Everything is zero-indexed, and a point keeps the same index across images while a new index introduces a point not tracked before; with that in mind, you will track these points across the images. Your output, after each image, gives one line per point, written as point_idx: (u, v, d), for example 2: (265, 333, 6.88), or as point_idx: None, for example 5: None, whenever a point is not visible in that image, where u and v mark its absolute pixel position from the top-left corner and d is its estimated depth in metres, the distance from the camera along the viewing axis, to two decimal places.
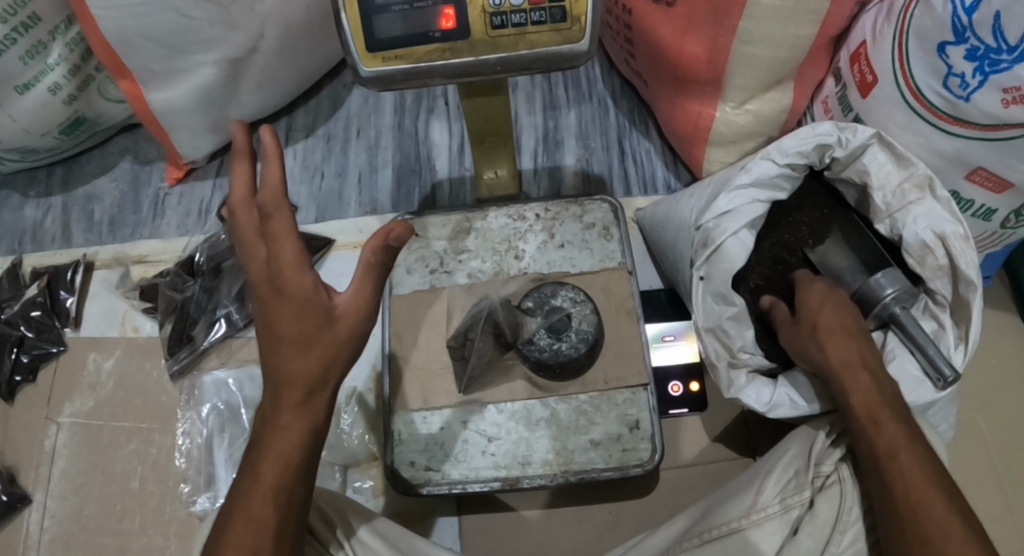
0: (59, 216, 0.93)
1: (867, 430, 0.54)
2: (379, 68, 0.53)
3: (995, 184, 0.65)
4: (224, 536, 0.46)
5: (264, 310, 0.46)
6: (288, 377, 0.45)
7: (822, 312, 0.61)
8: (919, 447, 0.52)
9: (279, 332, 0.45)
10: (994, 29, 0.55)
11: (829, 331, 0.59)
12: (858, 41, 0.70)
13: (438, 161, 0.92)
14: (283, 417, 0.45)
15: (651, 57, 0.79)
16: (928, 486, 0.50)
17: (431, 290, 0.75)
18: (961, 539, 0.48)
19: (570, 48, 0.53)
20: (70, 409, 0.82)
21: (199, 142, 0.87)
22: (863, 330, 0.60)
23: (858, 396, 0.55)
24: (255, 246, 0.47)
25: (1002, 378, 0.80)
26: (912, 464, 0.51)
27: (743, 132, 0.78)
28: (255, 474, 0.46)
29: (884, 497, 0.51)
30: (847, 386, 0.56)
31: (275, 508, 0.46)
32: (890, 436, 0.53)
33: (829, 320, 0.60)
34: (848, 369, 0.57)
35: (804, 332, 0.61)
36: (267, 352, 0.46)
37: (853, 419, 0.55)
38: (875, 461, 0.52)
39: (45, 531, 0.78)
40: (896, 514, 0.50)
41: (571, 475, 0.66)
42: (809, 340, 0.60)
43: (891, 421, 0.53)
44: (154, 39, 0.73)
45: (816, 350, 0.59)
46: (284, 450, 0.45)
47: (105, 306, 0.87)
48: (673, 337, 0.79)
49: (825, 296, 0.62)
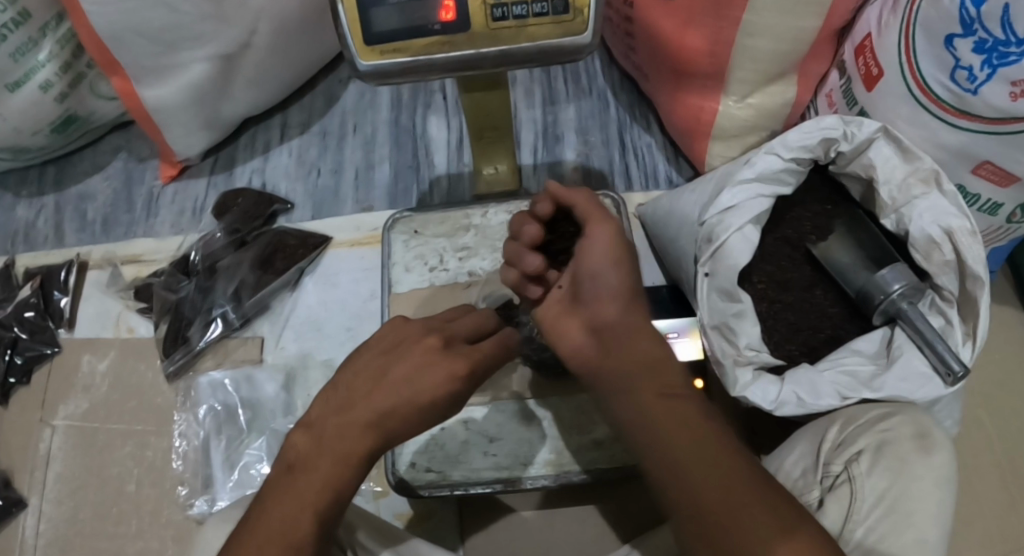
0: (52, 216, 0.91)
1: (638, 394, 0.49)
2: (376, 61, 0.52)
3: (1001, 177, 0.65)
4: (253, 544, 0.42)
5: (408, 353, 0.48)
6: (372, 415, 0.46)
7: (592, 241, 0.52)
8: (724, 437, 0.48)
9: (412, 381, 0.47)
10: (1003, 21, 0.54)
11: (614, 242, 0.52)
12: (862, 34, 0.69)
13: (435, 157, 0.90)
14: (348, 445, 0.45)
15: (652, 50, 0.78)
16: (755, 491, 0.45)
17: (430, 288, 0.74)
18: (756, 513, 0.44)
19: (571, 41, 0.52)
20: (65, 411, 0.81)
21: (193, 139, 0.86)
22: (625, 252, 0.52)
23: (644, 351, 0.50)
24: (463, 330, 0.52)
25: (1006, 374, 0.79)
26: (712, 453, 0.47)
27: (745, 126, 0.77)
28: (297, 488, 0.44)
29: (703, 518, 0.45)
30: (632, 332, 0.50)
31: (314, 529, 0.43)
32: (684, 426, 0.48)
33: (615, 232, 0.52)
34: (624, 313, 0.51)
35: (599, 251, 0.51)
36: (376, 385, 0.47)
37: (626, 375, 0.49)
38: (675, 475, 0.47)
39: (40, 535, 0.77)
40: (708, 530, 0.45)
41: (573, 476, 0.65)
42: (599, 259, 0.51)
43: (681, 409, 0.48)
44: (144, 34, 0.71)
45: (604, 269, 0.51)
46: (331, 474, 0.45)
47: (99, 307, 0.86)
48: (677, 334, 0.75)
49: (597, 211, 0.53)
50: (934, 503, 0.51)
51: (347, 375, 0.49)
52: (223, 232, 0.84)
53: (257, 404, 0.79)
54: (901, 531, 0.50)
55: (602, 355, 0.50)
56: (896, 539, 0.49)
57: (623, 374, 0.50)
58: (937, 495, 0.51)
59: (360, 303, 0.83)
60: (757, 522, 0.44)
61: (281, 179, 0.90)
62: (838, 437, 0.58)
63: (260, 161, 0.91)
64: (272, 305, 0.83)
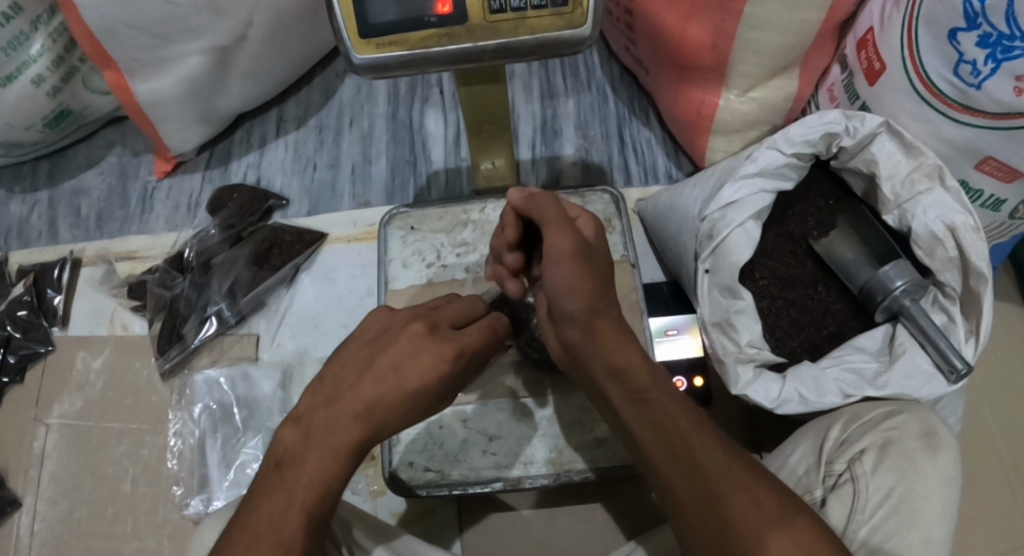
0: (45, 212, 0.90)
1: (608, 394, 0.51)
2: (372, 55, 0.51)
3: (1005, 173, 0.64)
4: (243, 543, 0.42)
5: (391, 341, 0.48)
6: (360, 406, 0.45)
7: (551, 269, 0.50)
8: (705, 425, 0.49)
9: (399, 370, 0.46)
10: (1007, 15, 0.53)
11: (570, 257, 0.49)
12: (864, 28, 0.68)
13: (433, 151, 0.90)
14: (336, 437, 0.44)
15: (653, 43, 0.77)
16: (739, 479, 0.45)
17: (428, 284, 0.73)
18: (740, 500, 0.44)
19: (571, 33, 0.51)
20: (59, 410, 0.80)
21: (188, 134, 0.85)
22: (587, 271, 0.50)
23: (615, 358, 0.50)
24: (450, 315, 0.52)
25: (1009, 370, 0.79)
26: (687, 441, 0.47)
27: (747, 120, 0.76)
28: (285, 485, 0.44)
29: (682, 509, 0.47)
30: (599, 340, 0.50)
31: (303, 527, 0.42)
32: (662, 420, 0.49)
33: (571, 245, 0.50)
34: (592, 324, 0.51)
35: (556, 271, 0.49)
36: (363, 374, 0.46)
37: (598, 378, 0.51)
38: (656, 464, 0.49)
39: (35, 536, 0.76)
40: (689, 518, 0.46)
41: (573, 475, 0.65)
42: (558, 290, 0.50)
43: (656, 405, 0.49)
44: (139, 27, 0.70)
45: (566, 295, 0.50)
46: (319, 470, 0.44)
47: (93, 304, 0.85)
48: (677, 330, 0.76)
49: (554, 224, 0.51)
50: (940, 503, 0.51)
51: (335, 367, 0.48)
52: (218, 228, 0.84)
53: (254, 401, 0.78)
54: (907, 530, 0.50)
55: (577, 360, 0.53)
56: (901, 538, 0.50)
57: (595, 378, 0.52)
58: (944, 494, 0.51)
59: (358, 299, 0.82)
60: (742, 507, 0.44)
61: (277, 174, 0.89)
62: (840, 435, 0.57)
63: (256, 156, 0.90)
64: (268, 301, 0.82)
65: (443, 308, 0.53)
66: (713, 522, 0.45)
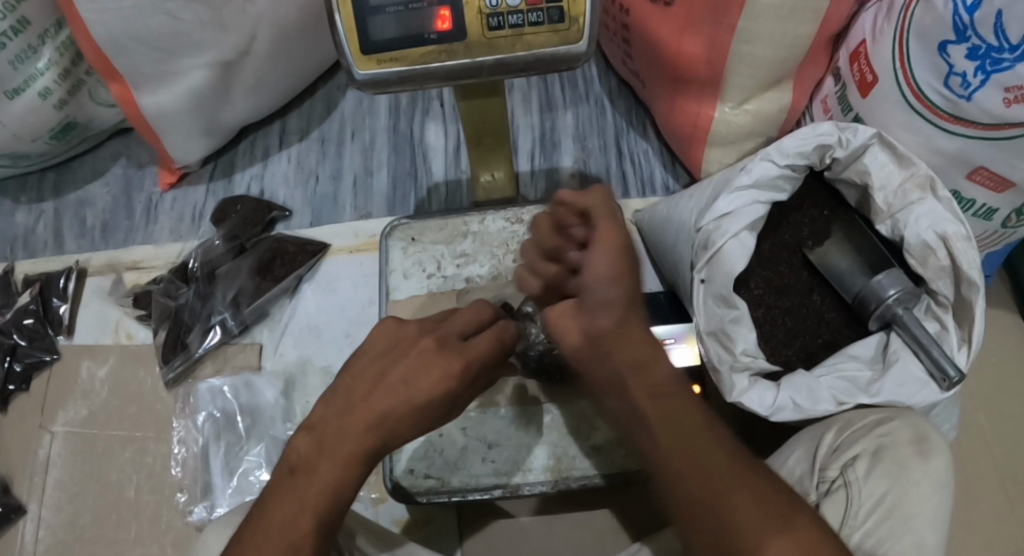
0: (51, 222, 0.91)
1: (627, 389, 0.48)
2: (373, 71, 0.52)
3: (996, 183, 0.65)
4: (253, 545, 0.43)
5: (402, 352, 0.49)
6: (372, 417, 0.46)
7: (597, 256, 0.49)
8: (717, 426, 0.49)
9: (409, 383, 0.47)
10: (996, 28, 0.54)
11: (616, 247, 0.49)
12: (857, 41, 0.70)
13: (433, 163, 0.91)
14: (348, 447, 0.45)
15: (649, 56, 0.78)
16: (747, 481, 0.45)
17: (429, 295, 0.75)
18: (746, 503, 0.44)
19: (567, 49, 0.52)
20: (63, 418, 0.81)
21: (192, 145, 0.86)
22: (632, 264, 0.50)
23: (639, 353, 0.49)
24: (457, 326, 0.52)
25: (1004, 379, 0.80)
26: (699, 441, 0.47)
27: (742, 132, 0.77)
28: (297, 490, 0.45)
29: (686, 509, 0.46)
30: (624, 335, 0.49)
31: (314, 532, 0.44)
32: (677, 418, 0.48)
33: (619, 237, 0.50)
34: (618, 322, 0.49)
35: (602, 257, 0.49)
36: (375, 386, 0.47)
37: (616, 373, 0.49)
38: (667, 462, 0.47)
39: (40, 542, 0.77)
40: (694, 516, 0.46)
41: (572, 481, 0.66)
42: (599, 277, 0.49)
43: (672, 404, 0.48)
44: (145, 41, 0.72)
45: (605, 283, 0.49)
46: (330, 479, 0.45)
47: (97, 314, 0.86)
48: (673, 339, 0.76)
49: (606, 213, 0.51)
50: (932, 508, 0.52)
51: (346, 379, 0.49)
52: (222, 239, 0.85)
53: (257, 410, 0.79)
54: (899, 535, 0.51)
55: (593, 356, 0.50)
56: (894, 542, 0.50)
57: (612, 373, 0.49)
58: (935, 499, 0.52)
59: (359, 309, 0.83)
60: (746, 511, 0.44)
61: (280, 185, 0.91)
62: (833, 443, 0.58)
63: (259, 168, 0.92)
64: (270, 311, 0.84)
65: (451, 319, 0.53)
66: (716, 524, 0.45)
